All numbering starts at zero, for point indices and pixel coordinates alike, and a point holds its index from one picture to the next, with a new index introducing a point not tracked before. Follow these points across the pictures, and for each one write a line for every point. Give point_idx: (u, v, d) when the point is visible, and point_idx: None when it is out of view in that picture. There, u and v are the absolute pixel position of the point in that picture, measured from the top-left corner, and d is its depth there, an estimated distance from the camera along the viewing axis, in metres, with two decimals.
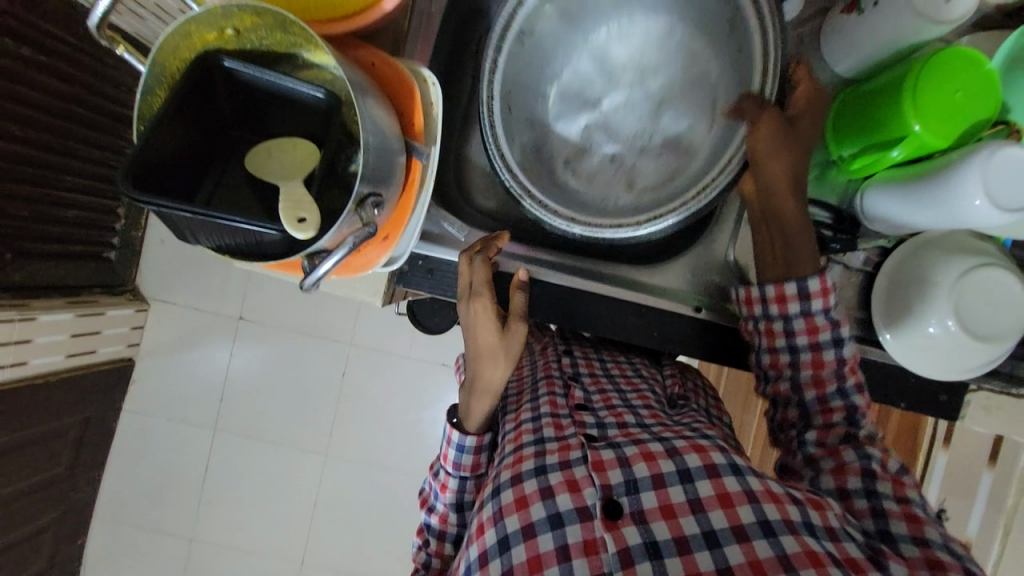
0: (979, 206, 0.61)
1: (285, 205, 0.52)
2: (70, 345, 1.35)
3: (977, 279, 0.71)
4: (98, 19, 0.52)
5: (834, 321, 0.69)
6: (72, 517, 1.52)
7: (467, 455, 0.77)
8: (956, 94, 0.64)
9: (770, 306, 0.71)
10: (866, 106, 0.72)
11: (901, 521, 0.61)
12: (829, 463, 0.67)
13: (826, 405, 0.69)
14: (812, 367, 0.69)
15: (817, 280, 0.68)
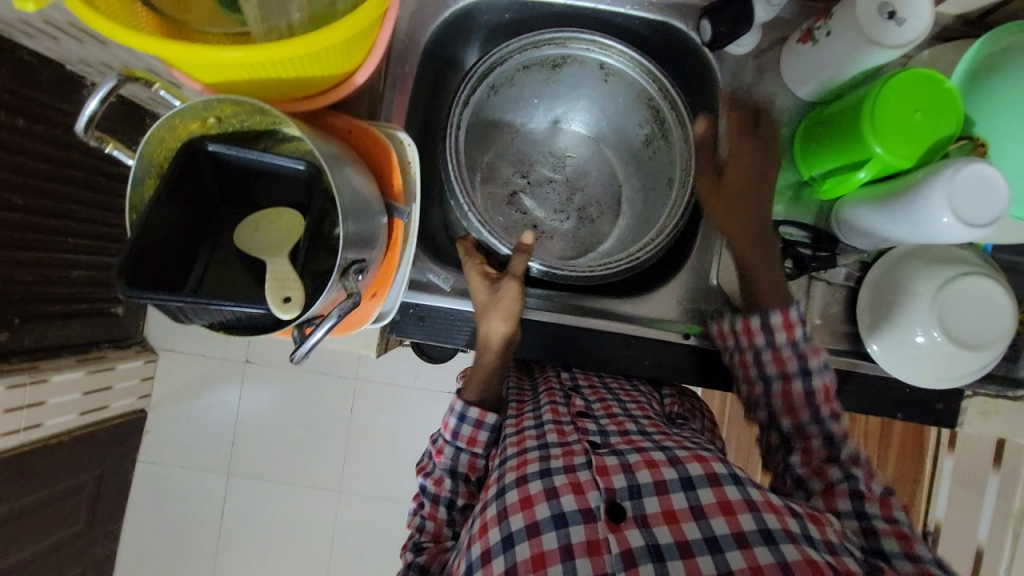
0: (947, 223, 0.63)
1: (273, 287, 0.55)
2: (82, 404, 1.37)
3: (956, 292, 0.71)
4: (86, 122, 0.57)
5: (801, 351, 0.72)
6: (93, 571, 1.53)
7: (467, 425, 0.77)
8: (916, 114, 0.66)
9: (740, 338, 0.75)
10: (831, 130, 0.74)
11: (891, 539, 0.62)
12: (819, 485, 0.68)
13: (803, 432, 0.71)
14: (785, 395, 0.72)
15: (777, 315, 0.71)
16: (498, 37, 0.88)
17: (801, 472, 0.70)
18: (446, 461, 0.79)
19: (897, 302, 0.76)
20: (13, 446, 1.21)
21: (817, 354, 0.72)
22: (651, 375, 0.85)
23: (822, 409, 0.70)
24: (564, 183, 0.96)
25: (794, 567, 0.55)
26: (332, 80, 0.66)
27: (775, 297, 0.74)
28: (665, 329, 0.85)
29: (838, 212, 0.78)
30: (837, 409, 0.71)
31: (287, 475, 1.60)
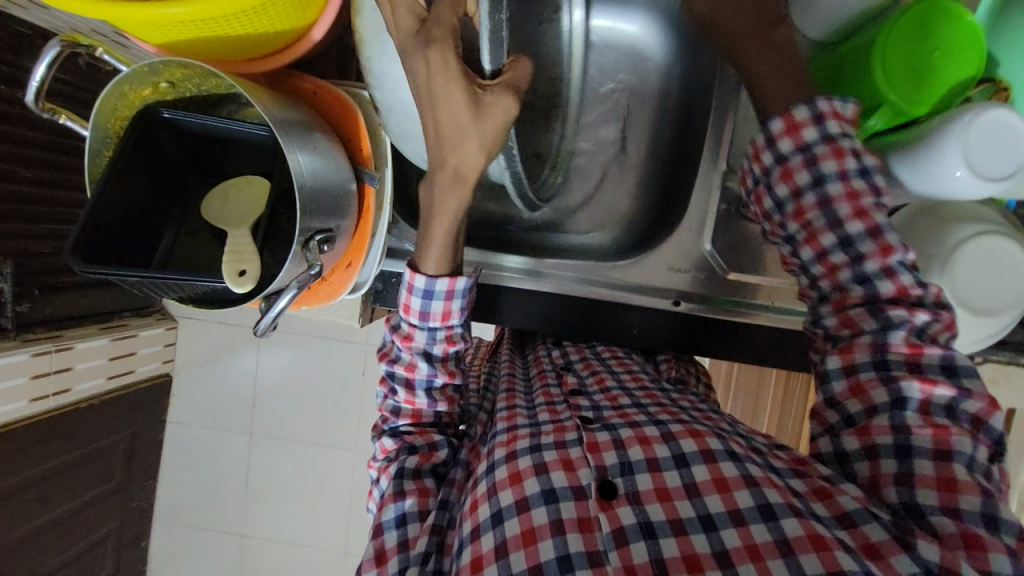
0: (961, 176, 0.57)
1: (230, 258, 0.55)
2: (109, 368, 1.30)
3: (975, 249, 0.66)
4: (34, 95, 0.59)
5: (814, 156, 0.56)
6: (133, 524, 1.52)
7: (436, 303, 0.65)
8: (933, 54, 0.59)
9: (755, 168, 0.61)
10: (837, 77, 0.67)
11: (930, 490, 0.50)
12: (860, 412, 0.54)
13: (843, 294, 0.56)
14: (804, 223, 0.57)
15: (777, 119, 0.58)
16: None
17: (835, 393, 0.56)
18: (418, 344, 0.69)
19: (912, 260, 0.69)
20: (44, 411, 1.17)
21: (841, 158, 0.56)
22: (640, 344, 0.84)
23: (855, 234, 0.55)
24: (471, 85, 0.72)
25: (795, 546, 0.49)
26: (287, 38, 0.63)
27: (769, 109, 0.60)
28: (655, 295, 0.81)
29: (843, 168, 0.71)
30: (876, 225, 0.55)
31: (299, 436, 1.55)
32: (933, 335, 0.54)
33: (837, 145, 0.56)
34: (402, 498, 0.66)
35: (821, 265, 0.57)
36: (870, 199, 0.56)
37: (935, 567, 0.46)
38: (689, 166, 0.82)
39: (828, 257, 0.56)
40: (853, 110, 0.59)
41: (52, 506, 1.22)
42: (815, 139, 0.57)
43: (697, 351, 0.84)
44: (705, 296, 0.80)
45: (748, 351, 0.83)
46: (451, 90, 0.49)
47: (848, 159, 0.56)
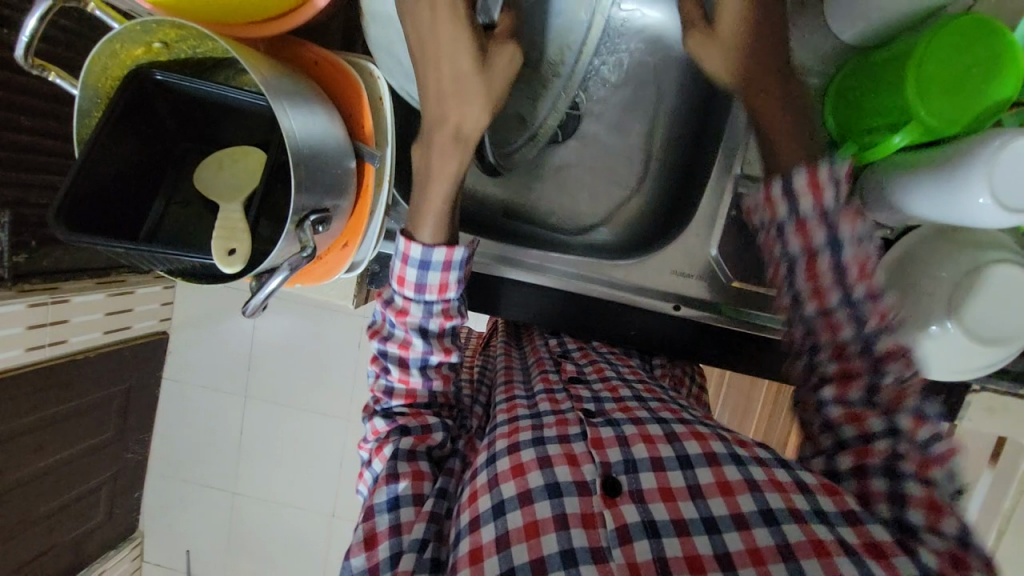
0: (983, 205, 0.55)
1: (220, 235, 0.53)
2: (106, 322, 1.30)
3: (989, 280, 0.64)
4: (24, 49, 0.55)
5: (838, 218, 0.56)
6: (126, 475, 1.53)
7: (433, 275, 0.63)
8: (971, 70, 0.56)
9: (763, 213, 0.60)
10: (869, 86, 0.64)
11: (920, 509, 0.53)
12: (855, 437, 0.57)
13: (837, 340, 0.57)
14: (817, 277, 0.57)
15: (803, 173, 0.57)
16: None
17: (830, 417, 0.58)
18: (413, 320, 0.67)
19: (920, 284, 0.67)
20: (40, 359, 1.16)
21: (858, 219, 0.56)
22: (638, 345, 0.83)
23: (858, 297, 0.56)
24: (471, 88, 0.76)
25: (796, 549, 0.51)
26: (289, 1, 0.59)
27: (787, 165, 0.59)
28: (656, 297, 0.79)
29: (861, 183, 0.69)
30: (877, 288, 0.56)
31: (293, 402, 1.56)
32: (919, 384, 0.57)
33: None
34: (396, 481, 0.65)
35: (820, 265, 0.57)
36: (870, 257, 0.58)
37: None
38: (704, 164, 0.79)
39: (830, 313, 0.57)
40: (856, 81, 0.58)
41: (49, 454, 1.23)
42: (834, 201, 0.57)
43: (692, 357, 0.83)
44: (706, 301, 0.78)
45: (747, 361, 0.82)
46: (457, 37, 0.54)
47: (860, 223, 0.57)
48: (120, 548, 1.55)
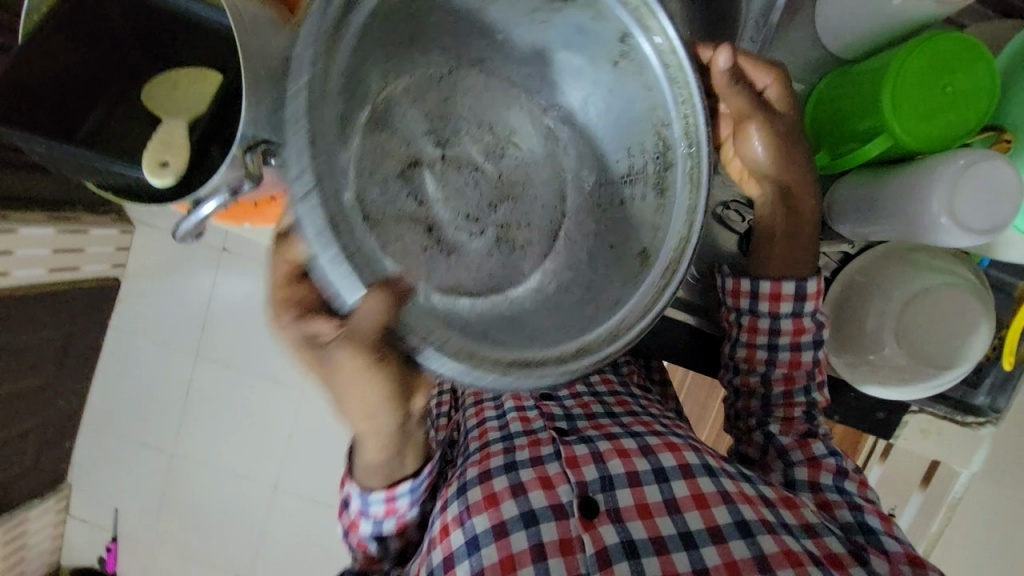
0: (941, 222, 0.56)
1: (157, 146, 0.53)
2: (51, 260, 1.19)
3: (937, 297, 0.65)
4: None
5: (821, 323, 0.65)
6: (56, 424, 1.37)
7: (377, 506, 0.58)
8: (944, 89, 0.57)
9: (759, 301, 0.65)
10: (845, 97, 0.64)
11: (875, 516, 0.60)
12: (803, 459, 0.63)
13: (790, 400, 0.65)
14: (792, 369, 0.65)
15: (813, 279, 0.63)
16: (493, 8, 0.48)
17: (783, 443, 0.64)
18: (365, 532, 0.60)
19: (872, 298, 0.69)
20: None
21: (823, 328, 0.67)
22: None
23: (815, 382, 0.66)
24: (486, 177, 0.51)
25: (771, 561, 0.54)
26: None
27: (795, 269, 0.64)
28: None
29: (832, 194, 0.69)
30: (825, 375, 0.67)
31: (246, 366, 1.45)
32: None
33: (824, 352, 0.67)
34: None
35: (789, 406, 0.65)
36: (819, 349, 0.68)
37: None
38: None
39: (793, 396, 0.66)
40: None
41: None
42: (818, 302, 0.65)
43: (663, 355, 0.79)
44: (683, 301, 0.76)
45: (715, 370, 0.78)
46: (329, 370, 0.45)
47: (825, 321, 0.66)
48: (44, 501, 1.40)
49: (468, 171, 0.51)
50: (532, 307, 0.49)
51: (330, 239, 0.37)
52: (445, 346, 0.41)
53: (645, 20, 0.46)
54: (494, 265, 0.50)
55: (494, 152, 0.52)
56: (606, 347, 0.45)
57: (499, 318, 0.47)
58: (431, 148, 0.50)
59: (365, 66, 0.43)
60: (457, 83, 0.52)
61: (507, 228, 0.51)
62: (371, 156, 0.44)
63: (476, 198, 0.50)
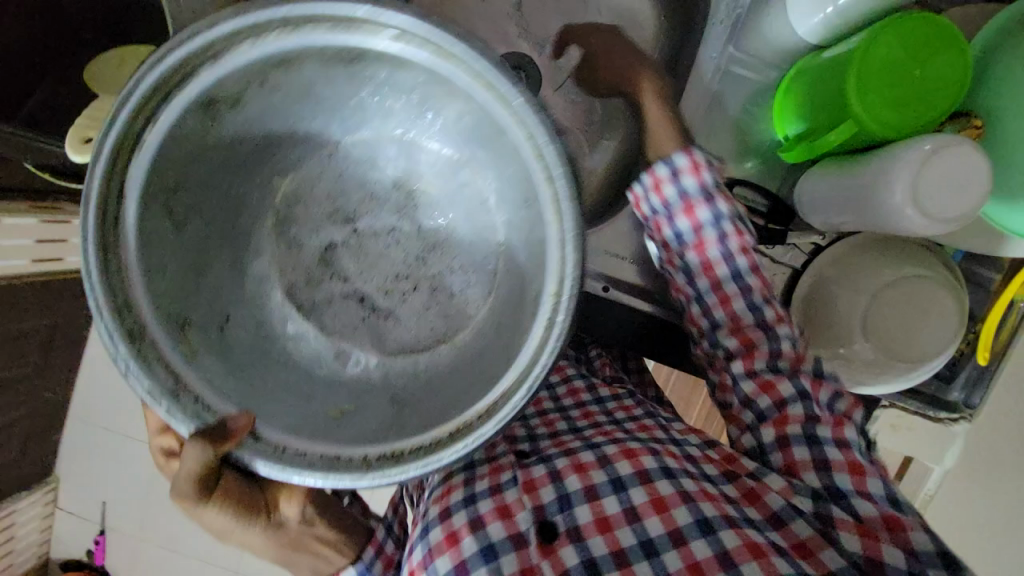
0: (907, 212, 0.54)
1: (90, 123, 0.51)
2: (36, 251, 1.07)
3: (908, 288, 0.65)
4: None
5: (712, 195, 0.59)
6: (45, 414, 1.24)
7: None
8: (913, 74, 0.55)
9: (652, 199, 0.60)
10: (816, 83, 0.63)
11: (845, 474, 0.55)
12: (771, 408, 0.58)
13: (721, 294, 0.60)
14: (701, 254, 0.60)
15: (680, 154, 0.59)
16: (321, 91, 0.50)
17: (746, 394, 0.59)
18: None
19: (838, 294, 0.67)
20: None
21: (729, 200, 0.59)
22: None
23: (742, 267, 0.59)
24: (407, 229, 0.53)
25: (734, 556, 0.50)
26: None
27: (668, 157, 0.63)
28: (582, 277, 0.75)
29: (802, 183, 0.68)
30: (757, 261, 0.60)
31: None
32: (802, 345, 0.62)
33: (739, 226, 0.59)
34: None
35: (716, 295, 0.61)
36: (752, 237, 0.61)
37: (858, 559, 0.52)
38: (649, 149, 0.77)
39: (786, 406, 0.58)
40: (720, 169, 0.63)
41: None
42: (715, 182, 0.59)
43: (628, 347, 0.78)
44: (645, 290, 0.75)
45: (672, 353, 0.78)
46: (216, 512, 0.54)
47: (734, 203, 0.60)
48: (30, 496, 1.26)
49: (385, 237, 0.54)
50: (460, 360, 0.52)
51: (161, 400, 0.45)
52: (306, 454, 0.46)
53: (445, 58, 0.45)
54: (433, 318, 0.53)
55: (409, 203, 0.54)
56: (480, 424, 0.46)
57: (429, 380, 0.51)
58: (341, 227, 0.54)
59: (187, 202, 0.48)
60: (334, 159, 0.54)
61: (446, 278, 0.54)
62: (284, 266, 0.53)
63: (401, 257, 0.54)
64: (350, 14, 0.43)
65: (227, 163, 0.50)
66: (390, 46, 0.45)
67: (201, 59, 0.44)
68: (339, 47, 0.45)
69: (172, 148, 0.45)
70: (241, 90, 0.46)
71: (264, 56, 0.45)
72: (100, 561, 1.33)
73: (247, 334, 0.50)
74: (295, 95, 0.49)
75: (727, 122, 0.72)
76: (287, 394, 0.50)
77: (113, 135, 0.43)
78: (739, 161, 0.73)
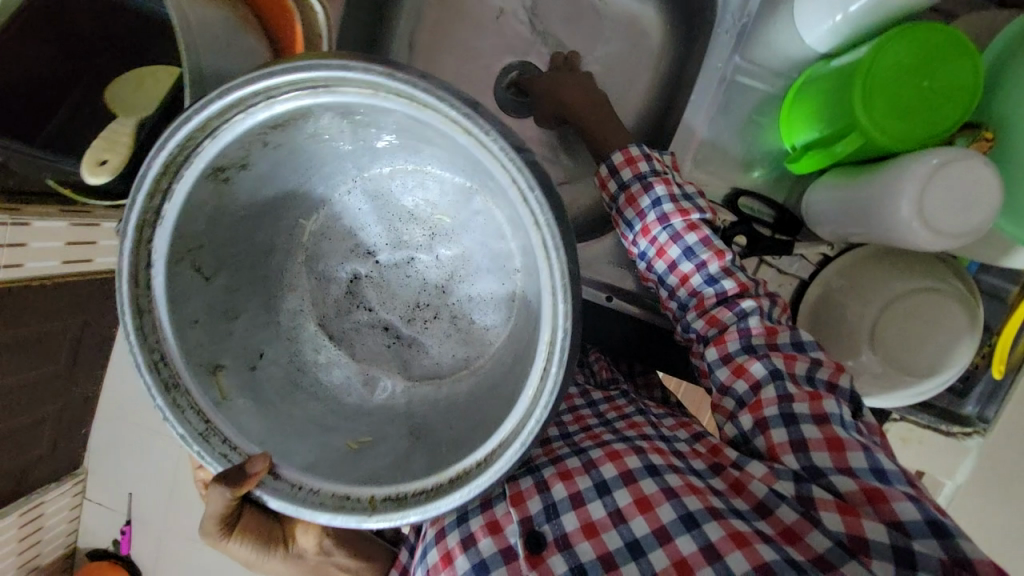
0: (910, 226, 0.53)
1: (99, 146, 0.51)
2: (67, 252, 1.01)
3: (922, 301, 0.63)
4: None
5: (648, 182, 0.63)
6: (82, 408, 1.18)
7: None
8: (921, 85, 0.55)
9: (607, 197, 0.67)
10: (821, 95, 0.62)
11: (823, 452, 0.54)
12: (746, 393, 0.58)
13: (679, 274, 0.63)
14: (651, 239, 0.64)
15: (617, 154, 0.65)
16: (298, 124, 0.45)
17: (722, 381, 0.60)
18: None
19: (848, 305, 0.66)
20: None
21: (669, 184, 0.62)
22: None
23: (692, 244, 0.61)
24: (434, 266, 0.57)
25: (717, 548, 0.52)
26: None
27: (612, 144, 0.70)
28: (586, 288, 0.77)
29: (809, 193, 0.67)
30: (706, 234, 0.61)
31: None
32: (778, 317, 0.62)
33: (682, 206, 0.62)
34: None
35: (674, 275, 0.63)
36: (699, 213, 0.62)
37: (842, 538, 0.51)
38: None
39: (761, 389, 0.58)
40: (669, 158, 0.67)
41: None
42: (650, 171, 0.63)
43: (633, 355, 0.80)
44: (640, 297, 0.77)
45: (677, 362, 0.79)
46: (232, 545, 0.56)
47: (674, 185, 0.62)
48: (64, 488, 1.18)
49: (405, 268, 0.57)
50: (476, 387, 0.54)
51: (193, 438, 0.46)
52: (318, 492, 0.47)
53: (420, 108, 0.41)
54: (455, 345, 0.57)
55: (427, 237, 0.57)
56: (478, 473, 0.45)
57: (449, 404, 0.54)
58: (364, 260, 0.57)
59: (211, 258, 0.49)
60: (346, 193, 0.56)
61: (466, 305, 0.56)
62: (317, 298, 0.57)
63: (421, 287, 0.57)
64: (325, 78, 0.40)
65: (247, 219, 0.51)
66: (340, 92, 0.41)
67: (200, 136, 0.43)
68: (328, 105, 0.43)
69: (192, 213, 0.46)
70: (244, 155, 0.45)
71: (260, 123, 0.43)
72: (126, 551, 1.24)
73: (278, 371, 0.54)
74: (286, 140, 0.46)
75: (732, 132, 0.72)
76: (317, 430, 0.52)
77: (135, 217, 0.43)
78: (745, 170, 0.73)
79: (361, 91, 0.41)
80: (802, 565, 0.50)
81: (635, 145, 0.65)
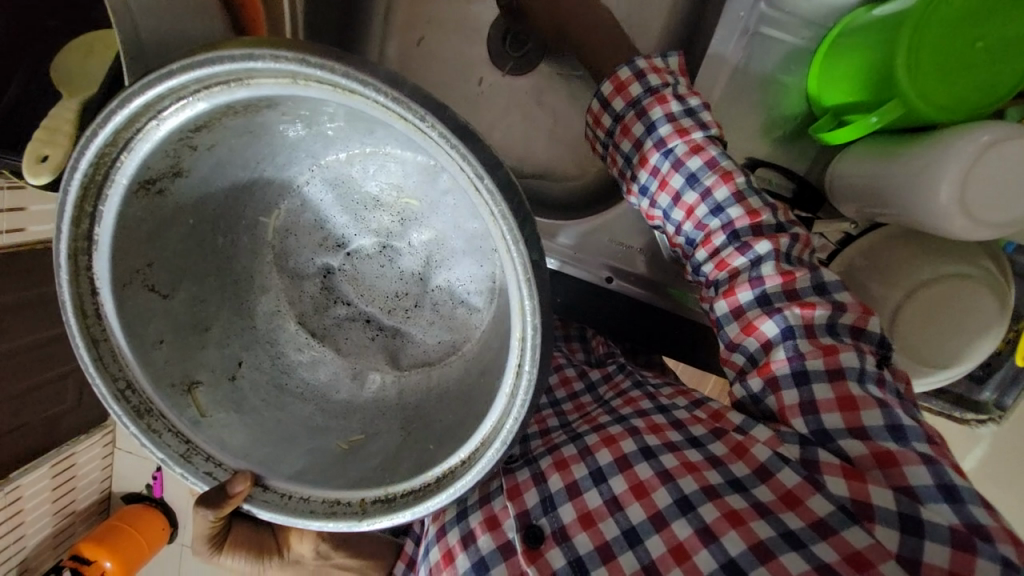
0: (948, 209, 0.47)
1: (39, 137, 0.49)
2: None
3: (943, 288, 0.57)
4: None
5: (642, 107, 0.55)
6: None
7: None
8: (975, 45, 0.47)
9: (602, 135, 0.59)
10: (855, 55, 0.54)
11: (835, 412, 0.47)
12: (757, 350, 0.51)
13: (682, 206, 0.54)
14: (651, 170, 0.55)
15: (605, 83, 0.57)
16: (222, 124, 0.41)
17: (730, 338, 0.53)
18: None
19: (869, 287, 0.60)
20: None
21: (665, 103, 0.54)
22: (563, 313, 0.77)
23: (697, 171, 0.53)
24: (411, 250, 0.51)
25: (713, 529, 0.48)
26: None
27: None
28: (585, 268, 0.73)
29: (835, 165, 0.60)
30: (711, 156, 0.52)
31: None
32: (799, 256, 0.51)
33: (681, 125, 0.53)
34: None
35: (679, 209, 0.54)
36: (703, 134, 0.53)
37: (845, 503, 0.46)
38: None
39: (772, 351, 0.50)
40: (675, 64, 0.58)
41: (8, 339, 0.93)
42: (643, 93, 0.55)
43: (632, 337, 0.76)
44: (658, 283, 0.72)
45: (680, 344, 0.75)
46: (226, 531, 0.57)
47: (674, 105, 0.54)
48: (91, 434, 1.14)
49: (381, 258, 0.52)
50: (469, 369, 0.50)
51: (174, 465, 0.46)
52: (309, 500, 0.46)
53: (347, 94, 0.36)
54: (440, 332, 0.52)
55: (397, 222, 0.51)
56: (461, 473, 0.43)
57: (442, 392, 0.51)
58: (335, 252, 0.52)
59: (164, 274, 0.46)
60: (299, 178, 0.50)
61: (449, 289, 0.51)
62: (292, 297, 0.53)
63: (398, 276, 0.52)
64: (233, 70, 0.36)
65: (200, 223, 0.47)
66: (258, 86, 0.37)
67: (115, 151, 0.40)
68: (247, 99, 0.39)
69: (128, 230, 0.43)
70: (173, 161, 0.42)
71: (176, 127, 0.39)
72: (161, 495, 1.22)
73: (259, 377, 0.51)
74: (213, 142, 0.43)
75: (753, 93, 0.64)
76: (311, 437, 0.50)
77: (65, 245, 0.41)
78: (765, 139, 0.65)
79: (273, 80, 0.36)
80: (801, 536, 0.46)
81: (627, 66, 0.56)
